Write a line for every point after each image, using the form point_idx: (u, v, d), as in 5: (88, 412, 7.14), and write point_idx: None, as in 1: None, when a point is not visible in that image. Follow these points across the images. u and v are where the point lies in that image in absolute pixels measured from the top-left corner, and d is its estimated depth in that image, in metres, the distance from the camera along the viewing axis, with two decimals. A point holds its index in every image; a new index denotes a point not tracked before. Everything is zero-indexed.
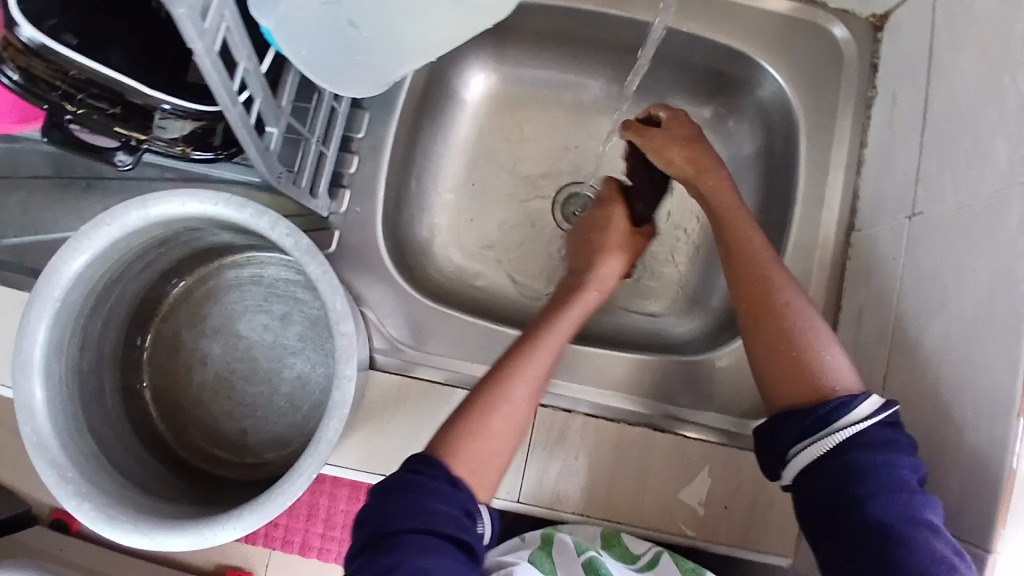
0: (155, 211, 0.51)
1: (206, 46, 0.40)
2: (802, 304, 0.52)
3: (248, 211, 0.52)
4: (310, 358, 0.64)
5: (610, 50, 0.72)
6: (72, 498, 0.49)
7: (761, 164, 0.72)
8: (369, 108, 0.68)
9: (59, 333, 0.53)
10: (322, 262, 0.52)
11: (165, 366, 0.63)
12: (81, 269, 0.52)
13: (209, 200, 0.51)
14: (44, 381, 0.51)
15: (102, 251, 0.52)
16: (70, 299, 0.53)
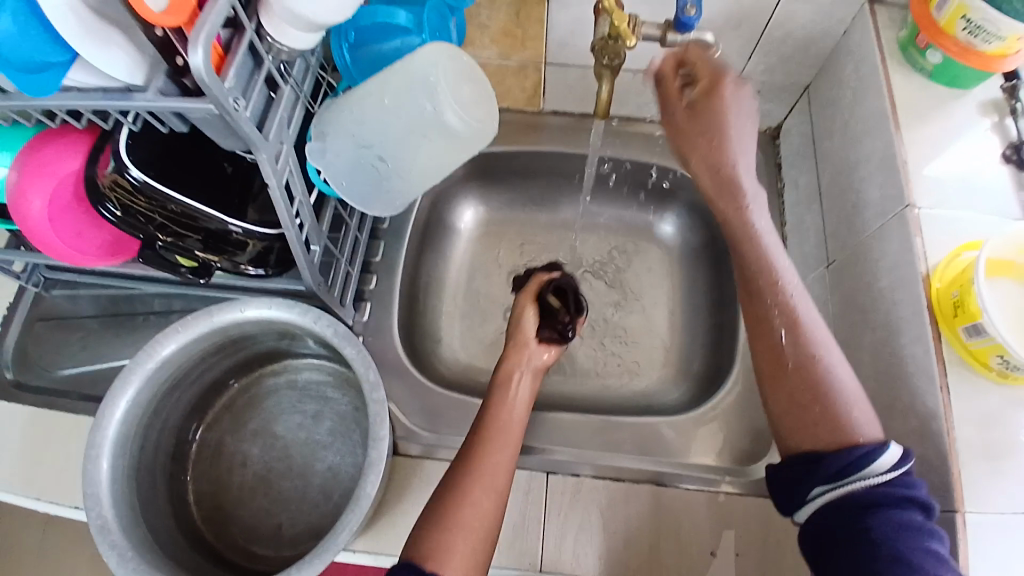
0: (217, 319, 0.62)
1: (277, 181, 0.54)
2: (832, 359, 0.53)
3: (297, 310, 0.62)
4: (339, 450, 0.70)
5: (572, 177, 0.90)
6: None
7: (708, 250, 0.87)
8: (382, 238, 0.81)
9: (125, 430, 0.60)
10: (357, 344, 0.61)
11: (209, 469, 0.69)
12: (150, 372, 0.61)
13: (264, 304, 0.62)
14: (110, 466, 0.58)
15: (169, 357, 0.61)
16: (138, 399, 0.61)
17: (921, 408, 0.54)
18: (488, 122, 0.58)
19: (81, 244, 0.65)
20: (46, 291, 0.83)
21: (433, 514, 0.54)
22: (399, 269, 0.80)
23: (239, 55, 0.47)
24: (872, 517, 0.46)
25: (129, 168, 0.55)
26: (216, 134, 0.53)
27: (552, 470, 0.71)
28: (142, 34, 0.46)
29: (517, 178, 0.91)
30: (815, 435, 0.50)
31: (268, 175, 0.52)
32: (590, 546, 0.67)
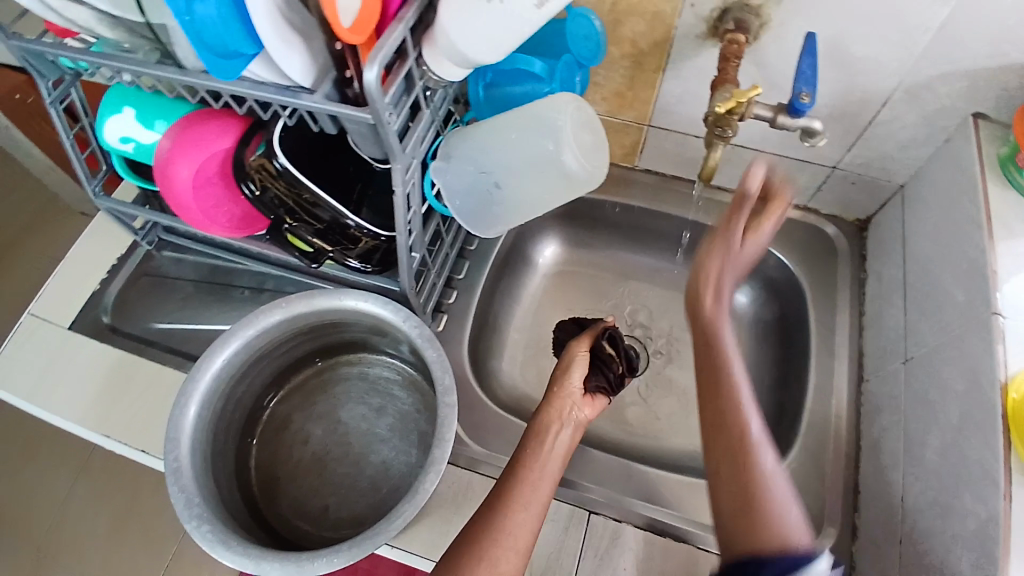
0: (316, 303, 0.66)
1: (403, 190, 0.58)
2: (773, 467, 0.52)
3: (390, 308, 0.66)
4: (395, 446, 0.74)
5: (654, 234, 0.94)
6: (193, 521, 0.58)
7: (779, 327, 0.88)
8: (469, 259, 0.85)
9: (214, 387, 0.65)
10: (438, 348, 0.65)
11: (274, 440, 0.74)
12: (247, 339, 0.66)
13: (360, 296, 0.66)
14: (196, 412, 0.63)
15: (267, 329, 0.67)
16: (231, 360, 0.66)
17: (981, 512, 0.54)
18: (599, 170, 0.62)
19: (214, 215, 0.71)
20: (157, 251, 0.91)
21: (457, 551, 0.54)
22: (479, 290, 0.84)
23: (400, 77, 0.52)
24: None
25: (278, 155, 0.61)
26: (357, 139, 0.58)
27: (592, 509, 0.72)
28: (322, 42, 0.52)
29: (602, 226, 0.95)
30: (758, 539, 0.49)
31: (398, 184, 0.57)
32: None
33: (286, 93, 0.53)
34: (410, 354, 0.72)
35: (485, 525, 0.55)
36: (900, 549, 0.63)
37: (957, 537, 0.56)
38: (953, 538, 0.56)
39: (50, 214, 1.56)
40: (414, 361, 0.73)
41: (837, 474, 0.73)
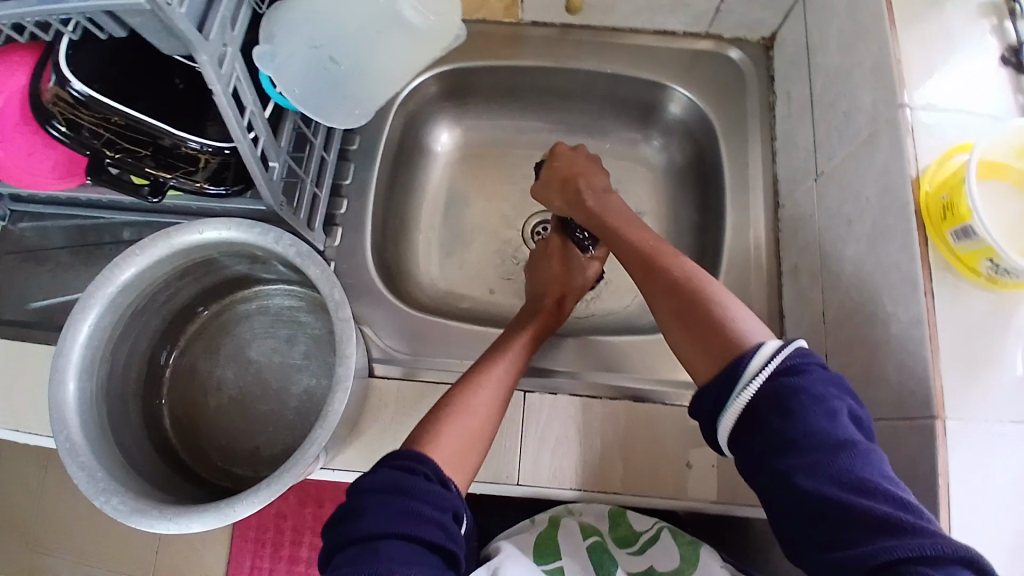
0: (176, 242, 0.59)
1: (223, 88, 0.50)
2: (697, 271, 0.56)
3: (258, 231, 0.60)
4: (314, 372, 0.70)
5: (552, 96, 0.86)
6: (100, 495, 0.53)
7: (695, 170, 0.83)
8: (353, 160, 0.77)
9: (91, 354, 0.59)
10: (321, 263, 0.59)
11: (183, 394, 0.69)
12: (112, 297, 0.59)
13: (224, 224, 0.59)
14: (77, 382, 0.57)
15: (132, 280, 0.60)
16: (102, 322, 0.59)
17: (902, 318, 0.53)
18: (441, 23, 0.61)
19: (35, 163, 0.61)
20: (14, 224, 0.79)
21: (441, 414, 0.59)
22: (371, 193, 0.76)
23: None
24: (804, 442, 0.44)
25: (70, 80, 0.52)
26: (155, 38, 0.50)
27: (529, 389, 0.70)
28: None
29: (496, 97, 0.86)
30: (708, 351, 0.51)
31: (213, 81, 0.49)
32: (567, 464, 0.67)
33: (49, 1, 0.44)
34: (300, 276, 0.67)
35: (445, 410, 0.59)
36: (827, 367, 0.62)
37: (880, 345, 0.55)
38: (878, 347, 0.55)
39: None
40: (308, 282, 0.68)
41: (764, 307, 0.72)
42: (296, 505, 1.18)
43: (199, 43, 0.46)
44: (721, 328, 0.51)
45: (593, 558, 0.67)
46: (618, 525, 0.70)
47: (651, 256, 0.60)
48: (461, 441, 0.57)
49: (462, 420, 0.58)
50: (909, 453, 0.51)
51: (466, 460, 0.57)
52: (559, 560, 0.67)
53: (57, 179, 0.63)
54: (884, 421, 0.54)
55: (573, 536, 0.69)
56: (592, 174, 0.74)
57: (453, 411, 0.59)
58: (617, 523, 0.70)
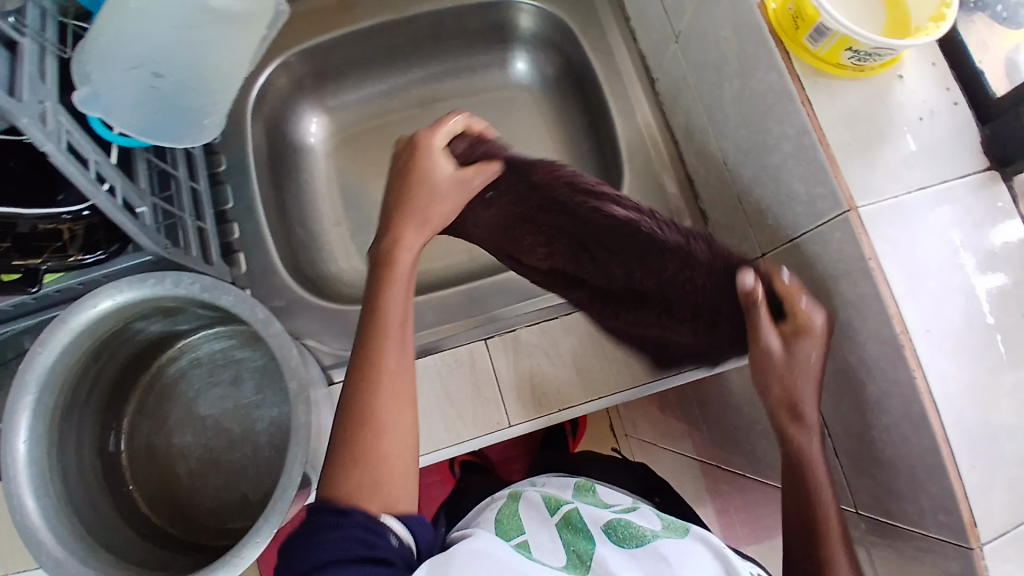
0: (78, 323, 0.55)
1: (57, 147, 0.46)
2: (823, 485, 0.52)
3: (153, 281, 0.56)
4: (273, 402, 0.69)
5: (404, 51, 0.84)
6: None
7: (567, 75, 0.83)
8: (227, 181, 0.73)
9: (38, 467, 0.54)
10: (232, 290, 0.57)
11: (151, 472, 0.66)
12: (33, 405, 0.54)
13: (114, 290, 0.55)
14: (36, 496, 0.53)
15: (46, 379, 0.55)
16: (36, 431, 0.55)
17: (792, 131, 0.54)
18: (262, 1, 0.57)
19: None
20: None
21: (345, 430, 0.47)
22: (259, 207, 0.73)
23: None
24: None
25: None
26: None
27: (487, 335, 0.71)
28: None
29: (348, 72, 0.83)
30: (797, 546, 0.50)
31: (44, 143, 0.45)
32: (548, 391, 0.69)
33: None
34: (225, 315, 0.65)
35: (356, 407, 0.48)
36: (743, 208, 0.65)
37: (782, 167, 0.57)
38: (781, 171, 0.57)
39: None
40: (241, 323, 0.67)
41: (673, 178, 0.74)
42: None
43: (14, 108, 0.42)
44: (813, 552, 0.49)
45: (566, 531, 0.57)
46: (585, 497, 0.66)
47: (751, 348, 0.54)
48: (381, 461, 0.46)
49: (376, 404, 0.48)
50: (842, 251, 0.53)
51: (404, 457, 0.47)
52: (523, 532, 0.57)
53: None
54: (810, 234, 0.56)
55: (537, 507, 0.62)
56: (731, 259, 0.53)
57: (371, 402, 0.48)
58: (583, 497, 0.66)
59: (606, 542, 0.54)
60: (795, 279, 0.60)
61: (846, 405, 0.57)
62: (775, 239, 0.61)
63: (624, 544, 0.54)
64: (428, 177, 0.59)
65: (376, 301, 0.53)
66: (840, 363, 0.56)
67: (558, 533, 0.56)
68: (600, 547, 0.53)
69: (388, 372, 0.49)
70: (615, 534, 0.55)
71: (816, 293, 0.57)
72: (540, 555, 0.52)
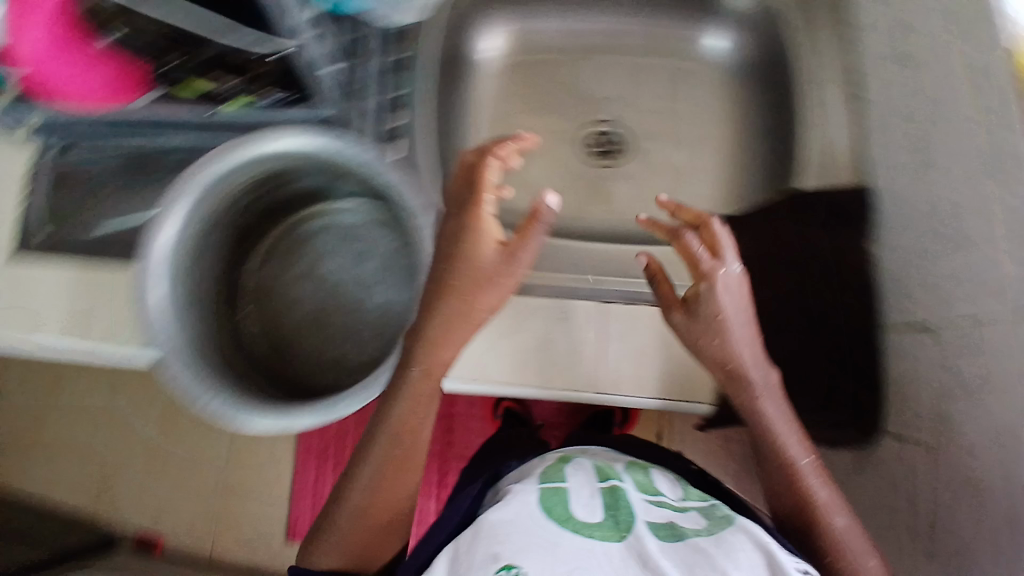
0: (266, 149, 0.58)
1: None
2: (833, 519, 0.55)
3: (329, 138, 0.59)
4: (388, 287, 0.72)
5: None
6: (214, 394, 0.55)
7: (766, 68, 0.81)
8: (407, 68, 0.74)
9: (184, 266, 0.58)
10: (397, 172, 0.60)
11: (265, 308, 0.70)
12: (196, 208, 0.58)
13: (295, 134, 0.58)
14: (172, 282, 0.56)
15: (214, 190, 0.58)
16: (189, 233, 0.58)
17: None
18: None
19: (82, 83, 0.54)
20: None
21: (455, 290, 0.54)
22: (427, 104, 0.72)
23: None
24: None
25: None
26: None
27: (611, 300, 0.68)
28: None
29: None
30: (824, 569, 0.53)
31: None
32: (647, 373, 0.64)
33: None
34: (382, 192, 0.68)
35: (455, 279, 0.54)
36: None
37: None
38: None
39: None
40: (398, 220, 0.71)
41: None
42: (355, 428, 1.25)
43: None
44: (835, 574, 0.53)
45: (609, 497, 0.58)
46: (638, 476, 0.65)
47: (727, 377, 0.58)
48: (374, 520, 0.56)
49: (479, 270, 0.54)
50: None
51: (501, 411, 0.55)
52: (565, 483, 0.60)
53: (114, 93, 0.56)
54: None
55: (588, 471, 0.64)
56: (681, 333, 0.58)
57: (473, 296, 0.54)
58: (636, 474, 0.65)
59: (648, 527, 0.53)
60: None
61: None
62: None
63: (663, 536, 0.53)
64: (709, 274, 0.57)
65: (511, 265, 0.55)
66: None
67: (602, 496, 0.58)
68: (641, 523, 0.54)
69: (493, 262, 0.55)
70: (660, 527, 0.54)
71: None
72: (569, 515, 0.55)
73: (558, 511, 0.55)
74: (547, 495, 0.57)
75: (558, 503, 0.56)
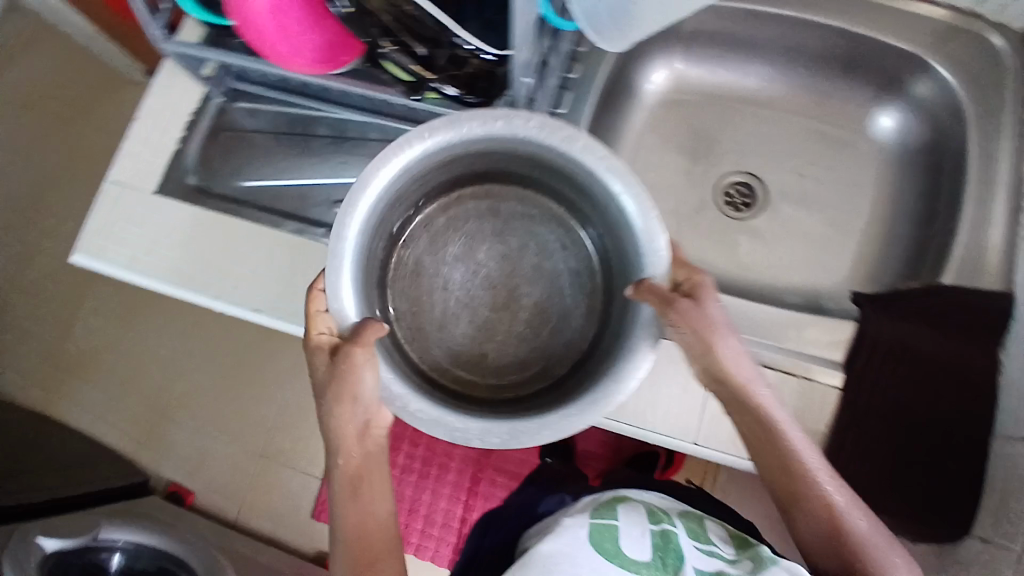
0: (465, 130, 0.56)
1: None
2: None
3: (536, 123, 0.56)
4: (545, 285, 0.67)
5: (780, 52, 0.82)
6: (398, 400, 0.54)
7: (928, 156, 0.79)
8: (574, 90, 0.74)
9: (364, 241, 0.56)
10: (601, 150, 0.56)
11: (411, 293, 0.65)
12: (387, 177, 0.56)
13: (495, 116, 0.56)
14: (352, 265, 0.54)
15: (409, 164, 0.56)
16: (373, 210, 0.56)
17: None
18: None
19: (298, 42, 0.59)
20: (231, 102, 0.81)
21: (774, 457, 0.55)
22: (584, 129, 0.74)
23: None
24: None
25: None
26: None
27: None
28: None
29: (717, 45, 0.83)
30: None
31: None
32: None
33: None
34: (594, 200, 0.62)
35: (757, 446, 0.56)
36: None
37: None
38: None
39: (105, 83, 1.35)
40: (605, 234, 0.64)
41: None
42: (402, 417, 1.25)
43: None
44: None
45: (659, 539, 0.58)
46: (690, 523, 0.62)
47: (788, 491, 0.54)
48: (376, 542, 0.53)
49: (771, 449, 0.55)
50: None
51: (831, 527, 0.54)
52: (615, 519, 0.59)
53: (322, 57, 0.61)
54: None
55: (637, 513, 0.61)
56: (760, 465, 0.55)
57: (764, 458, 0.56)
58: (687, 521, 0.62)
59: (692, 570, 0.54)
60: None
61: None
62: None
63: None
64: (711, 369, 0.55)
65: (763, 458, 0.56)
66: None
67: (652, 536, 0.58)
68: (687, 566, 0.55)
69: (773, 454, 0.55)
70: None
71: None
72: (619, 551, 0.55)
73: (606, 547, 0.55)
74: (596, 534, 0.56)
75: (608, 539, 0.56)
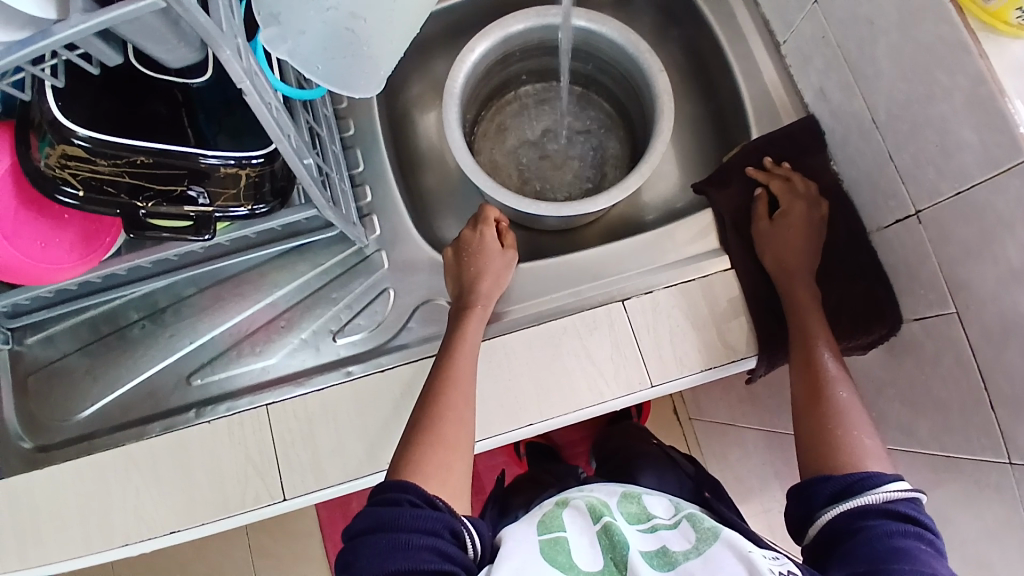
0: (510, 29, 0.73)
1: (252, 83, 0.44)
2: (866, 430, 0.57)
3: (514, 19, 0.73)
4: (528, 176, 0.84)
5: None
6: (533, 205, 0.70)
7: (683, 39, 0.85)
8: (357, 145, 0.74)
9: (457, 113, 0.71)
10: (508, 21, 0.73)
11: (459, 273, 0.69)
12: (456, 122, 0.70)
13: (483, 37, 0.73)
14: (451, 125, 0.69)
15: (457, 93, 0.71)
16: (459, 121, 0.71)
17: (959, 81, 0.52)
18: None
19: (53, 254, 0.55)
20: (20, 343, 0.70)
21: (796, 332, 0.65)
22: (388, 173, 0.74)
23: None
24: (852, 518, 0.50)
25: (74, 130, 0.46)
26: (160, 48, 0.45)
27: (624, 296, 0.70)
28: None
29: (460, 37, 0.82)
30: (833, 459, 0.55)
31: (242, 78, 0.42)
32: (685, 349, 0.68)
33: (33, 39, 0.38)
34: (574, 52, 0.79)
35: (806, 323, 0.65)
36: (894, 163, 0.62)
37: (935, 123, 0.56)
38: (939, 125, 0.56)
39: None
40: (584, 70, 0.82)
41: (795, 139, 0.72)
42: None
43: (222, 34, 0.40)
44: (844, 453, 0.55)
45: (605, 539, 0.50)
46: (628, 506, 0.57)
47: (818, 372, 0.61)
48: (445, 438, 0.56)
49: (837, 353, 0.63)
50: (1016, 203, 0.50)
51: (824, 447, 0.57)
52: (564, 530, 0.52)
53: (91, 252, 0.57)
54: (974, 184, 0.53)
55: (582, 514, 0.54)
56: (808, 314, 0.65)
57: (794, 302, 0.66)
58: (625, 506, 0.57)
59: (640, 556, 0.47)
60: (956, 233, 0.57)
61: (1008, 355, 0.54)
62: (935, 193, 0.58)
63: (656, 567, 0.47)
64: (790, 216, 0.70)
65: (815, 378, 0.61)
66: (1003, 310, 0.53)
67: (598, 539, 0.50)
68: (635, 554, 0.48)
69: (816, 320, 0.65)
70: (653, 557, 0.48)
71: (978, 243, 0.55)
72: (574, 562, 0.48)
73: (559, 560, 0.47)
74: (546, 548, 0.49)
75: (560, 551, 0.49)
